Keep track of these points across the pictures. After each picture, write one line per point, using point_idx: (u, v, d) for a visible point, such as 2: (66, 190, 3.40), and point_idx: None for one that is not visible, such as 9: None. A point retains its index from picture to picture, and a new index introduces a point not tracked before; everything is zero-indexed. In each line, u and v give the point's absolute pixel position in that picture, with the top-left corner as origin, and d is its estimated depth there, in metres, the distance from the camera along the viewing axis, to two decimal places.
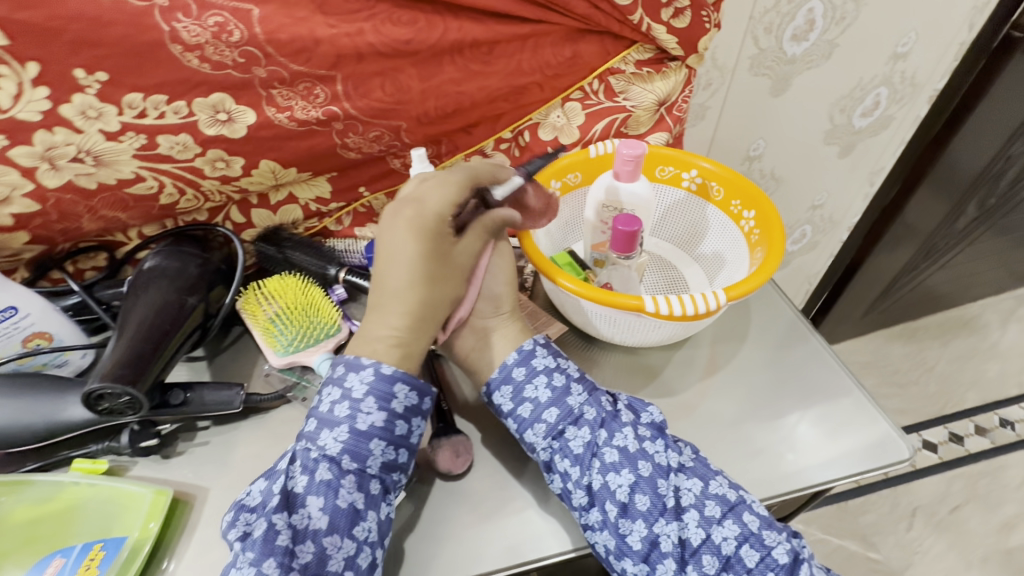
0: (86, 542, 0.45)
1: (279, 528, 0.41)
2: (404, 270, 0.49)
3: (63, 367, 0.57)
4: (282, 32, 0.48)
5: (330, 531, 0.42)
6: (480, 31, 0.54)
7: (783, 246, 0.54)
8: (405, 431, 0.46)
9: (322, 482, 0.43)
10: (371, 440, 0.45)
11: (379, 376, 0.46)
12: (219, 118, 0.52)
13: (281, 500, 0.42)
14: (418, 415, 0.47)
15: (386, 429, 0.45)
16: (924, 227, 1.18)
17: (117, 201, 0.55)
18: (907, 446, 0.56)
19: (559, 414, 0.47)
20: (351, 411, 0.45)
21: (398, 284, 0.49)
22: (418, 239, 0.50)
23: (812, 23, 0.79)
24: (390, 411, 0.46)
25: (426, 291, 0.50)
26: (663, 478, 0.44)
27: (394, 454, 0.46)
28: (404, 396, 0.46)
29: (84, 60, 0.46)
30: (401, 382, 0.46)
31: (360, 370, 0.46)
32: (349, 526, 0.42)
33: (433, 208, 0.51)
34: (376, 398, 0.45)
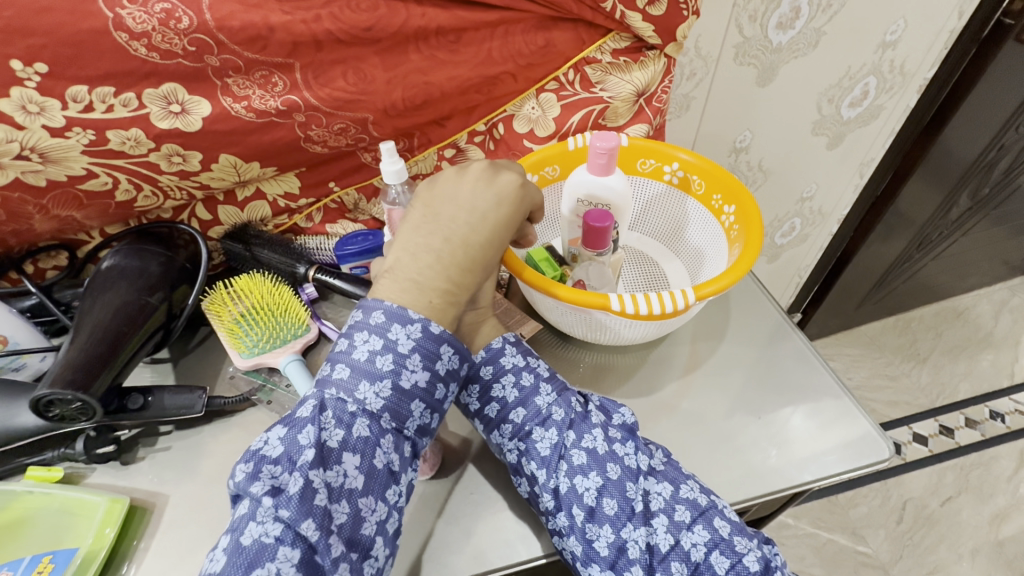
0: (34, 554, 0.44)
1: (317, 485, 0.37)
2: (484, 232, 0.47)
3: (20, 372, 0.55)
4: (233, 19, 0.46)
5: (366, 493, 0.39)
6: (446, 18, 0.52)
7: (759, 243, 0.52)
8: (442, 395, 0.45)
9: (360, 439, 0.40)
10: (413, 399, 0.43)
11: (428, 334, 0.43)
12: (172, 110, 0.49)
13: (317, 454, 0.38)
14: (455, 380, 0.46)
15: (428, 390, 0.43)
16: (919, 217, 1.16)
17: (69, 198, 0.53)
18: (888, 445, 0.54)
19: (526, 415, 0.46)
20: (396, 366, 0.42)
21: (478, 240, 0.47)
22: (510, 208, 0.48)
23: (797, 10, 0.76)
24: (433, 372, 0.44)
25: (487, 259, 0.48)
26: (632, 481, 0.43)
27: (428, 418, 0.44)
28: (448, 358, 0.45)
29: (21, 50, 0.43)
30: (448, 344, 0.44)
31: (409, 324, 0.43)
32: (383, 489, 0.40)
33: (532, 196, 0.50)
34: (423, 357, 0.43)
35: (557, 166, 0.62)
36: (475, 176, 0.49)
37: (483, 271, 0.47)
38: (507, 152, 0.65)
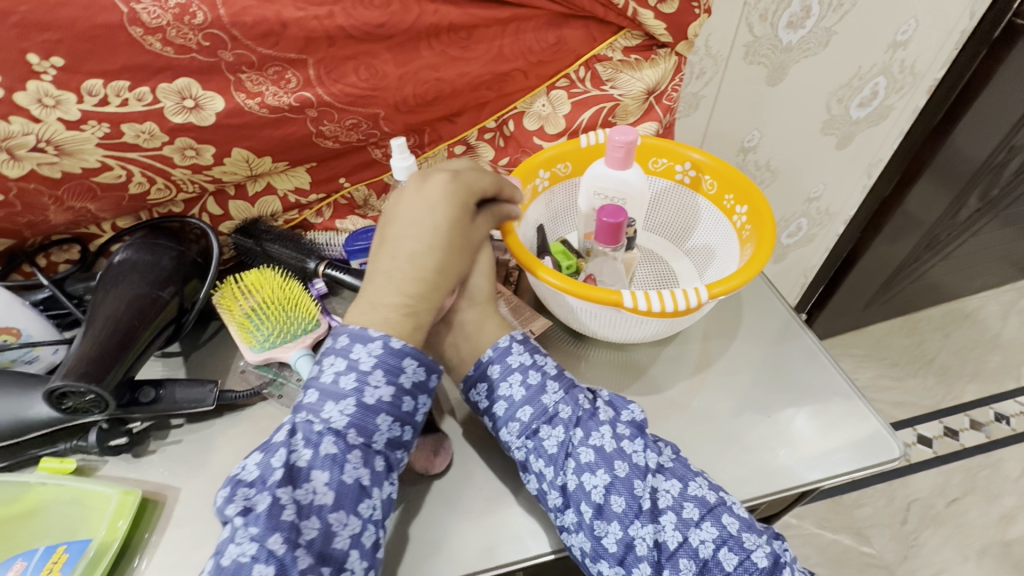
0: (48, 545, 0.44)
1: (284, 502, 0.39)
2: (426, 238, 0.49)
3: (33, 364, 0.55)
4: (246, 14, 0.46)
5: (336, 508, 0.40)
6: (458, 15, 0.52)
7: (772, 243, 0.52)
8: (411, 408, 0.45)
9: (327, 456, 0.41)
10: (379, 414, 0.43)
11: (388, 350, 0.45)
12: (186, 105, 0.50)
13: (285, 474, 0.40)
14: (424, 392, 0.46)
15: (394, 404, 0.44)
16: (928, 219, 1.15)
17: (84, 189, 0.53)
18: (898, 443, 0.54)
19: (533, 413, 0.46)
20: (358, 384, 0.43)
21: (417, 248, 0.48)
22: (447, 205, 0.50)
23: (808, 9, 0.76)
24: (398, 386, 0.44)
25: (444, 263, 0.49)
26: (640, 479, 0.42)
27: (399, 430, 0.44)
28: (412, 371, 0.45)
29: (36, 44, 0.44)
30: (410, 358, 0.45)
31: (368, 343, 0.44)
32: (355, 503, 0.41)
33: (469, 181, 0.51)
34: (385, 372, 0.44)
35: (569, 164, 0.63)
36: (406, 190, 0.51)
37: (438, 278, 0.49)
38: (517, 149, 0.65)
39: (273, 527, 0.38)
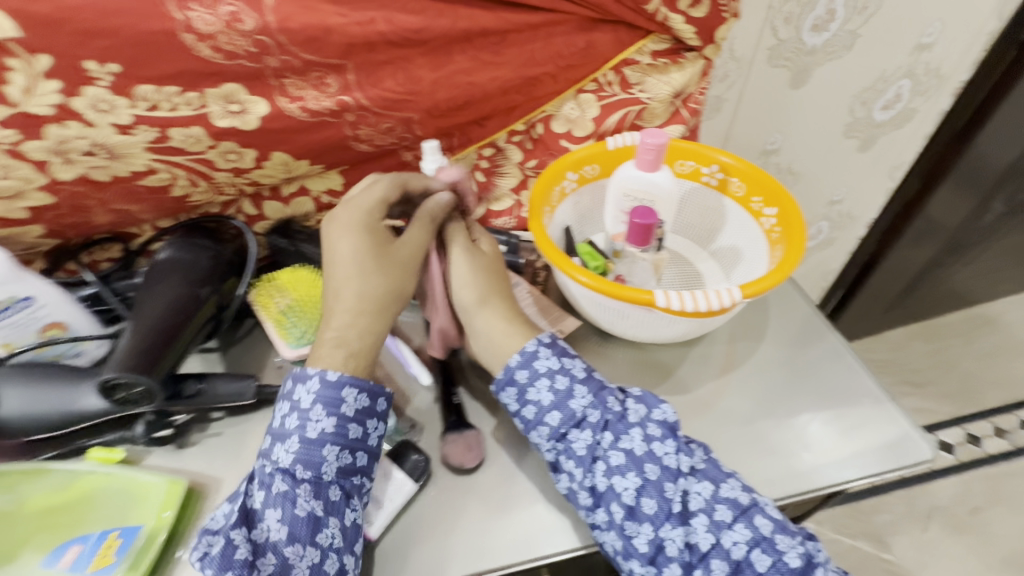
0: (103, 530, 0.46)
1: (238, 543, 0.41)
2: (343, 271, 0.51)
3: (79, 357, 0.58)
4: (291, 21, 0.48)
5: (291, 541, 0.41)
6: (492, 20, 0.53)
7: (802, 245, 0.53)
8: (361, 434, 0.46)
9: (277, 494, 0.43)
10: (324, 446, 0.44)
11: (325, 384, 0.46)
12: (232, 109, 0.52)
13: (240, 516, 0.42)
14: (373, 417, 0.47)
15: (339, 434, 0.45)
16: (948, 223, 1.14)
17: (130, 193, 0.55)
18: (929, 445, 0.54)
19: (562, 417, 0.46)
20: (300, 421, 0.45)
21: (336, 282, 0.51)
22: (352, 234, 0.51)
23: (832, 13, 0.77)
24: (340, 416, 0.45)
25: (366, 287, 0.50)
26: (671, 481, 0.43)
27: (350, 458, 0.45)
28: (353, 399, 0.46)
29: (93, 51, 0.46)
30: (350, 387, 0.46)
31: (307, 381, 0.46)
32: (311, 534, 0.42)
33: (364, 203, 0.53)
34: (325, 405, 0.45)
35: (597, 165, 0.63)
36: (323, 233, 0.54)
37: (370, 305, 0.50)
38: (545, 152, 0.66)
39: (228, 566, 0.40)
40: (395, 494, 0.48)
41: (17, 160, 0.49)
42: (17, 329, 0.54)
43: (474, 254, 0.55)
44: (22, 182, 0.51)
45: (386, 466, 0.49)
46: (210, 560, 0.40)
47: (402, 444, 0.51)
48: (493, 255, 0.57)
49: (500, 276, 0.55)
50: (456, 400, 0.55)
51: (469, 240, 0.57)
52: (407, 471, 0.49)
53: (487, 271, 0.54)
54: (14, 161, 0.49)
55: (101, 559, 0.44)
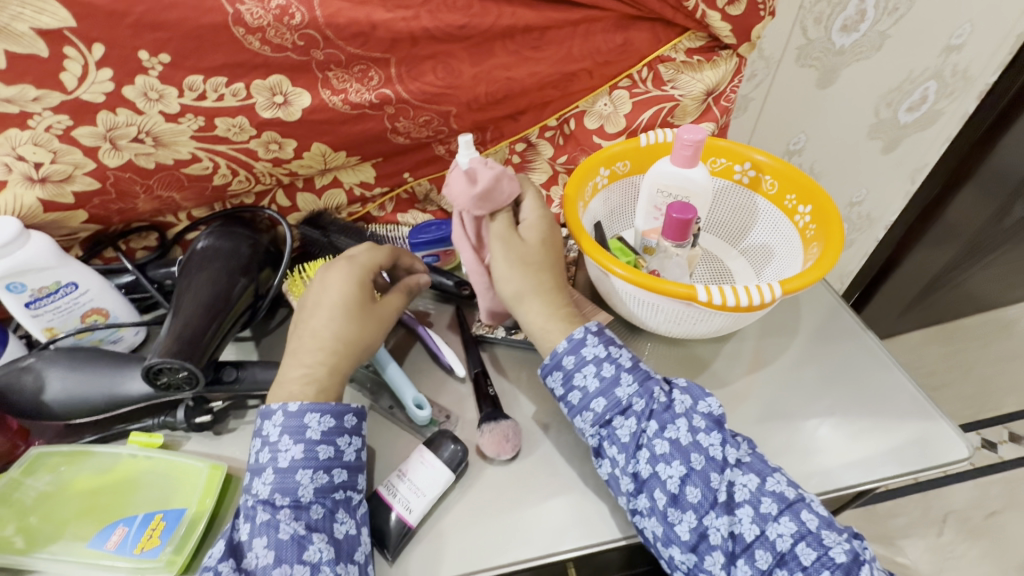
0: (146, 512, 0.47)
1: (225, 574, 0.40)
2: (324, 316, 0.51)
3: (117, 343, 0.58)
4: (340, 16, 0.49)
5: (278, 563, 0.41)
6: (534, 17, 0.54)
7: (841, 242, 0.52)
8: (333, 453, 0.45)
9: (261, 523, 0.42)
10: (296, 471, 0.44)
11: (288, 415, 0.46)
12: (276, 101, 0.53)
13: (228, 550, 0.42)
14: (343, 434, 0.46)
15: (309, 457, 0.45)
16: (968, 228, 1.12)
17: (173, 179, 0.56)
18: (967, 445, 0.54)
19: (607, 404, 0.47)
20: (271, 453, 0.45)
21: (317, 324, 0.50)
22: (347, 290, 0.51)
23: (863, 13, 0.76)
24: (307, 440, 0.45)
25: (343, 329, 0.50)
26: (716, 472, 0.43)
27: (327, 476, 0.45)
28: (317, 422, 0.46)
29: (147, 41, 0.47)
30: (311, 412, 0.46)
31: (271, 417, 0.46)
32: (297, 553, 0.41)
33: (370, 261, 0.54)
34: (290, 434, 0.45)
35: (628, 162, 0.63)
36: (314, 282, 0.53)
37: (348, 346, 0.50)
38: (576, 148, 0.66)
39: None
40: (433, 483, 0.48)
41: (69, 145, 0.51)
42: (59, 314, 0.54)
43: (515, 243, 0.52)
44: (71, 166, 0.52)
45: (424, 453, 0.49)
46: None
47: (437, 434, 0.51)
48: (540, 243, 0.53)
49: (542, 267, 0.53)
50: (491, 391, 0.55)
51: (512, 225, 0.53)
52: (445, 460, 0.49)
53: (526, 264, 0.52)
54: (66, 146, 0.51)
55: (148, 540, 0.45)
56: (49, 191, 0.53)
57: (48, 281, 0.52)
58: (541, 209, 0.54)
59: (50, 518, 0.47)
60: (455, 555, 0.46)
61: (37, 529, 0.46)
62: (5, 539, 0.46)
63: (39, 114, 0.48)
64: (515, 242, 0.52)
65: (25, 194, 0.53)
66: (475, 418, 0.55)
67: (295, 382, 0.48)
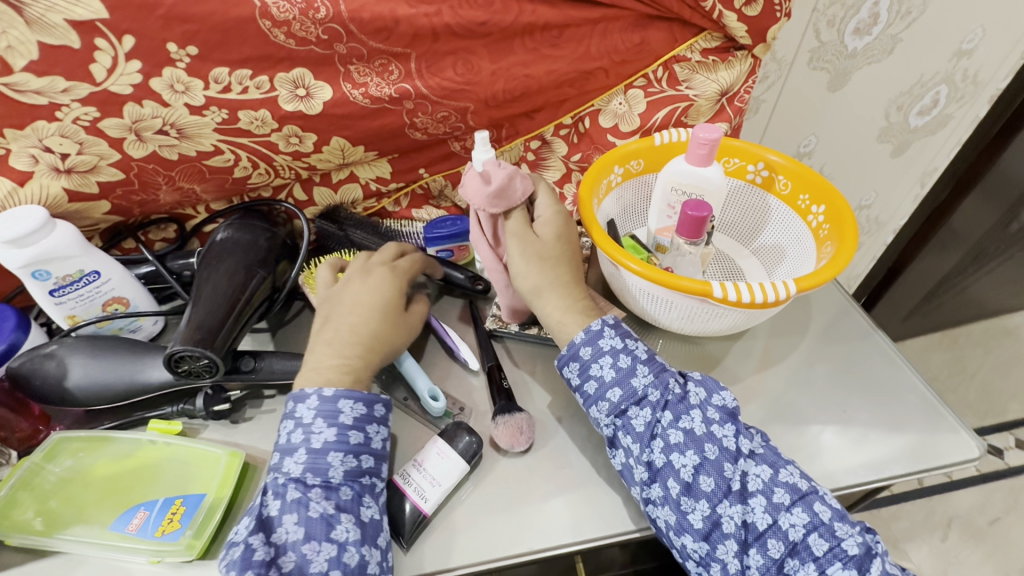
0: (166, 497, 0.47)
1: (256, 546, 0.40)
2: (348, 313, 0.52)
3: (137, 332, 0.59)
4: (364, 11, 0.50)
5: (308, 540, 0.41)
6: (554, 15, 0.54)
7: (855, 240, 0.53)
8: (362, 439, 0.46)
9: (292, 501, 0.42)
10: (328, 454, 0.45)
11: (323, 400, 0.46)
12: (298, 94, 0.54)
13: (257, 524, 0.42)
14: (372, 422, 0.47)
15: (341, 441, 0.45)
16: (974, 235, 1.12)
17: (195, 171, 0.57)
18: (977, 444, 0.55)
19: (623, 395, 0.48)
20: (303, 435, 0.45)
21: (338, 319, 0.51)
22: (367, 289, 0.53)
23: (875, 16, 0.76)
24: (340, 425, 0.46)
25: (359, 325, 0.51)
26: (730, 462, 0.44)
27: (356, 461, 0.45)
28: (351, 409, 0.46)
29: (176, 34, 0.48)
30: (346, 398, 0.46)
31: (305, 400, 0.46)
32: (327, 531, 0.42)
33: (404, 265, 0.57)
34: (324, 418, 0.45)
35: (642, 161, 0.63)
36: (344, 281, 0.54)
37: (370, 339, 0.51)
38: (590, 146, 0.66)
39: (246, 569, 0.39)
40: (448, 473, 0.48)
41: (95, 136, 0.52)
42: (82, 302, 0.55)
43: (531, 239, 0.53)
44: (96, 158, 0.53)
45: (440, 445, 0.50)
46: (230, 565, 0.39)
47: (452, 427, 0.51)
48: (555, 239, 0.53)
49: (559, 261, 0.53)
50: (505, 384, 0.56)
51: (527, 222, 0.54)
52: (460, 451, 0.49)
53: (542, 258, 0.52)
54: (92, 137, 0.52)
55: (169, 524, 0.46)
56: (74, 182, 0.55)
57: (72, 269, 0.53)
58: (555, 205, 0.55)
59: (71, 501, 0.48)
60: (469, 542, 0.47)
61: (58, 512, 0.47)
62: (26, 521, 0.46)
63: (67, 105, 0.49)
64: (531, 237, 0.53)
65: (51, 184, 0.54)
66: (489, 409, 0.56)
67: (313, 372, 0.49)
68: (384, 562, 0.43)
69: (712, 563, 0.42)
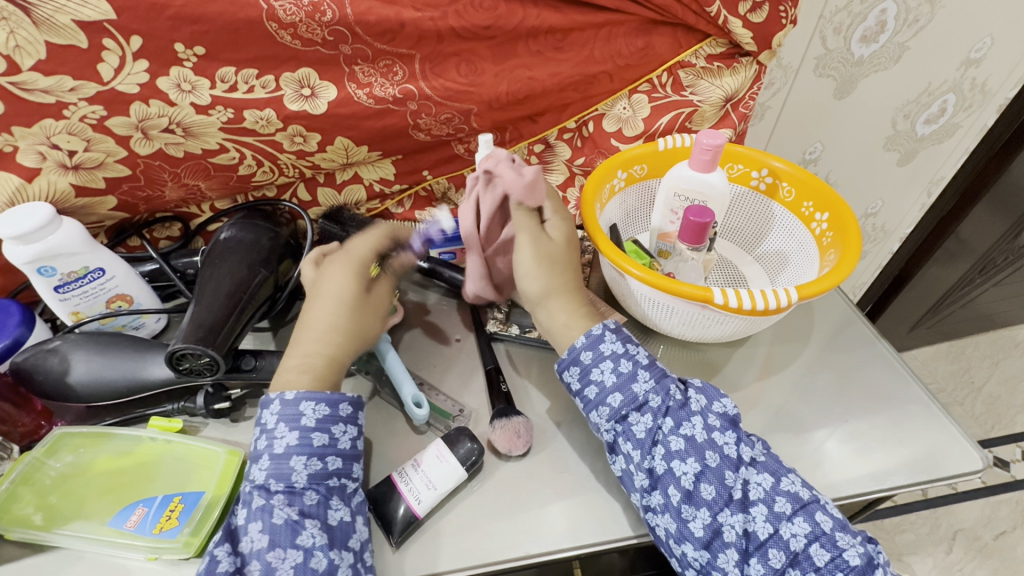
0: (165, 494, 0.48)
1: (221, 557, 0.41)
2: (325, 320, 0.51)
3: (140, 329, 0.60)
4: (370, 14, 0.50)
5: (272, 547, 0.41)
6: (558, 19, 0.54)
7: (859, 247, 0.53)
8: (327, 440, 0.46)
9: (256, 509, 0.43)
10: (291, 458, 0.44)
11: (285, 403, 0.46)
12: (303, 94, 0.54)
13: (225, 535, 0.43)
14: (337, 423, 0.47)
15: (304, 444, 0.45)
16: (980, 245, 1.11)
17: (200, 169, 0.58)
18: (982, 457, 0.54)
19: (623, 400, 0.47)
20: (268, 440, 0.45)
21: (319, 321, 0.51)
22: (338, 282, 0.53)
23: (883, 24, 0.76)
24: (302, 428, 0.45)
25: (333, 321, 0.51)
26: (731, 470, 0.43)
27: (321, 464, 0.45)
28: (312, 411, 0.46)
29: (185, 35, 0.48)
30: (306, 400, 0.46)
31: (269, 405, 0.47)
32: (290, 538, 0.41)
33: (362, 251, 0.55)
34: (286, 422, 0.45)
35: (645, 165, 0.63)
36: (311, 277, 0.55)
37: None
38: (593, 150, 0.66)
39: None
40: (445, 478, 0.48)
41: (102, 134, 0.52)
42: (86, 299, 0.56)
43: (543, 243, 0.53)
44: (103, 155, 0.54)
45: (441, 448, 0.49)
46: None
47: (455, 431, 0.51)
48: (565, 241, 0.55)
49: (566, 267, 0.54)
50: (504, 388, 0.56)
51: (539, 224, 0.54)
52: (461, 458, 0.49)
53: (552, 265, 0.53)
54: (99, 135, 0.52)
55: (166, 520, 0.46)
56: (81, 178, 0.55)
57: (77, 266, 0.53)
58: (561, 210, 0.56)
59: (70, 496, 0.48)
60: (466, 548, 0.47)
61: (58, 507, 0.47)
62: (26, 516, 0.47)
63: (75, 104, 0.50)
64: (544, 238, 0.54)
65: (58, 180, 0.54)
66: (489, 413, 0.56)
67: (314, 372, 0.49)
68: (359, 564, 0.43)
69: (712, 572, 0.42)
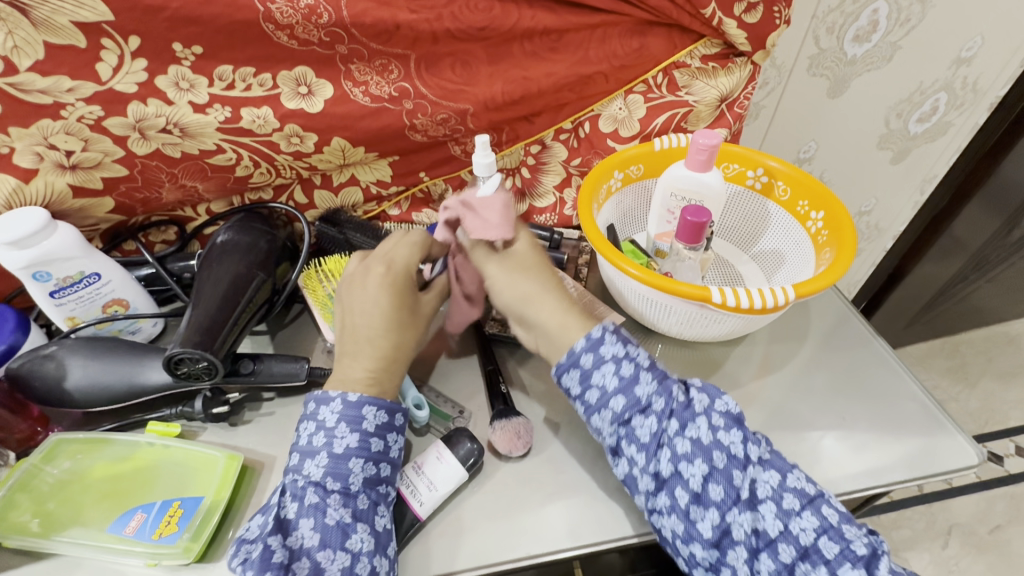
0: (165, 499, 0.47)
1: (274, 548, 0.41)
2: (380, 342, 0.50)
3: (136, 334, 0.59)
4: (366, 15, 0.50)
5: (323, 547, 0.41)
6: (554, 20, 0.54)
7: (854, 246, 0.53)
8: (383, 447, 0.46)
9: (309, 505, 0.42)
10: (350, 459, 0.44)
11: (347, 404, 0.46)
12: (300, 92, 0.54)
13: (275, 525, 0.42)
14: (393, 432, 0.47)
15: (364, 447, 0.45)
16: (973, 242, 1.12)
17: (197, 169, 0.58)
18: (977, 452, 0.54)
19: (626, 403, 0.46)
20: (326, 438, 0.45)
21: (367, 336, 0.50)
22: (388, 298, 0.51)
23: (875, 23, 0.76)
24: (363, 432, 0.45)
25: (399, 342, 0.51)
26: (739, 470, 0.43)
27: (375, 469, 0.45)
28: (374, 416, 0.46)
29: (182, 35, 0.48)
30: (370, 405, 0.46)
31: (328, 402, 0.46)
32: (341, 540, 0.41)
33: (400, 261, 0.53)
34: (347, 422, 0.45)
35: (642, 165, 0.64)
36: (353, 286, 0.52)
37: None
38: (590, 150, 0.66)
39: (264, 571, 0.39)
40: (447, 479, 0.48)
41: (100, 134, 0.52)
42: (82, 304, 0.56)
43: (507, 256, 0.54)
44: (101, 154, 0.54)
45: (440, 449, 0.49)
46: (248, 565, 0.40)
47: (454, 432, 0.51)
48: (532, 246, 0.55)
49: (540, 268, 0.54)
50: (502, 389, 0.56)
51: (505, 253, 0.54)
52: (461, 458, 0.49)
53: (523, 269, 0.54)
54: (96, 135, 0.52)
55: (166, 526, 0.46)
56: (79, 178, 0.55)
57: (72, 270, 0.53)
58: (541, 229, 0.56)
59: (69, 503, 0.48)
60: (471, 551, 0.47)
61: (56, 514, 0.47)
62: (23, 523, 0.46)
63: (72, 104, 0.50)
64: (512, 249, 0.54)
65: (56, 180, 0.54)
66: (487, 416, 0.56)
67: None
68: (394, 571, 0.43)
69: (722, 568, 0.43)
